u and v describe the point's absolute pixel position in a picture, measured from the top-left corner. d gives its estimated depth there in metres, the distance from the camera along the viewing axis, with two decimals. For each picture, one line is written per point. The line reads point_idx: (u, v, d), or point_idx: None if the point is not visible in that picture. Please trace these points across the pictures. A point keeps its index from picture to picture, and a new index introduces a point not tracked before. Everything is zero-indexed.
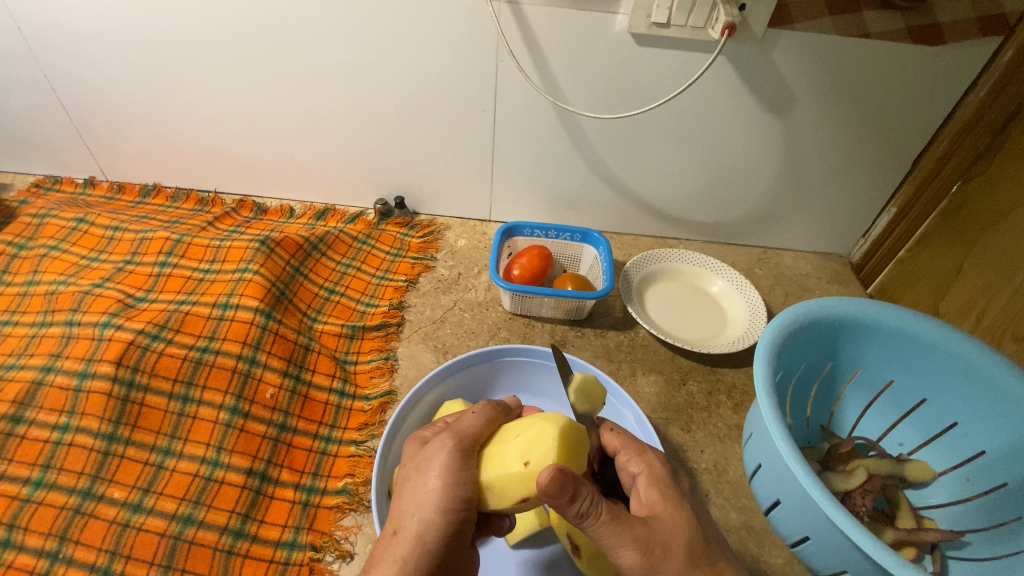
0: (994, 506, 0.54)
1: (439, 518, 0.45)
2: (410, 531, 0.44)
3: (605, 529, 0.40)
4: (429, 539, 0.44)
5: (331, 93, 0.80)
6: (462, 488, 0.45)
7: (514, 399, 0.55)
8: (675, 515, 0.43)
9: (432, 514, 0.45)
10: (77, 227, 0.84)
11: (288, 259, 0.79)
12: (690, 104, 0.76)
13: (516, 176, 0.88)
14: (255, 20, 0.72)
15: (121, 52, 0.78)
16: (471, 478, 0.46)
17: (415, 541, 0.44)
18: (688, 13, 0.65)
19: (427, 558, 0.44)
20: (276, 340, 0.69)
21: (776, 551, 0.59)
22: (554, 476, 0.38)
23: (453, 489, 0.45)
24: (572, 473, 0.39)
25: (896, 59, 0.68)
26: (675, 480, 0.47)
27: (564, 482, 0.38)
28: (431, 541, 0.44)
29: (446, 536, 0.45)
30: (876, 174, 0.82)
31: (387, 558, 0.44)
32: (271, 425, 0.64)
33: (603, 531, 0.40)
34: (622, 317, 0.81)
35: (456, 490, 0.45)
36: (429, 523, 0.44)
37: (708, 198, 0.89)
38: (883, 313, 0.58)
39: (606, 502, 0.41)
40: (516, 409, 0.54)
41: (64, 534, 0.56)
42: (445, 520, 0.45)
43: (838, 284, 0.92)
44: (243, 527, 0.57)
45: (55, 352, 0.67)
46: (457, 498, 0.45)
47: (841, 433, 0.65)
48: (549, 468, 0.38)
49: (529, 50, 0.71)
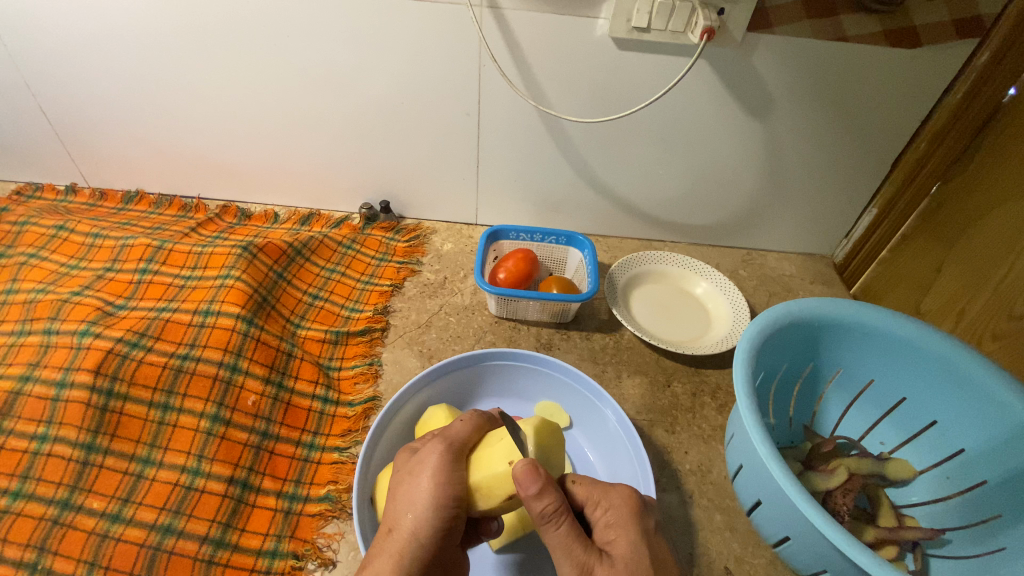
0: (973, 503, 0.54)
1: (431, 514, 0.44)
2: (404, 527, 0.44)
3: (556, 541, 0.43)
4: (423, 534, 0.44)
5: (315, 98, 0.79)
6: (453, 488, 0.46)
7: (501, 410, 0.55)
8: (627, 555, 0.42)
9: (425, 512, 0.44)
10: (57, 235, 0.83)
11: (271, 265, 0.79)
12: (672, 107, 0.76)
13: (501, 179, 0.88)
14: (237, 24, 0.72)
15: (103, 58, 0.78)
16: (461, 479, 0.47)
17: (410, 537, 0.44)
18: (667, 18, 0.65)
19: (425, 554, 0.44)
20: (258, 347, 0.69)
21: (759, 551, 0.59)
22: (523, 471, 0.43)
23: (440, 490, 0.45)
24: (543, 475, 0.43)
25: (873, 63, 0.69)
26: (641, 519, 0.46)
27: (531, 481, 0.42)
28: (426, 537, 0.44)
29: (439, 532, 0.45)
30: (857, 176, 0.83)
31: (383, 554, 0.44)
32: (253, 432, 0.63)
33: (555, 540, 0.43)
34: (608, 319, 0.81)
35: (446, 489, 0.45)
36: (422, 520, 0.44)
37: (693, 200, 0.89)
38: (861, 313, 0.59)
39: (571, 517, 0.43)
40: (503, 418, 0.54)
41: (42, 546, 0.55)
42: (438, 516, 0.45)
43: (822, 284, 0.92)
44: (224, 536, 0.57)
45: (33, 361, 0.66)
46: (449, 496, 0.45)
47: (824, 433, 0.65)
48: (523, 461, 0.43)
49: (511, 55, 0.71)
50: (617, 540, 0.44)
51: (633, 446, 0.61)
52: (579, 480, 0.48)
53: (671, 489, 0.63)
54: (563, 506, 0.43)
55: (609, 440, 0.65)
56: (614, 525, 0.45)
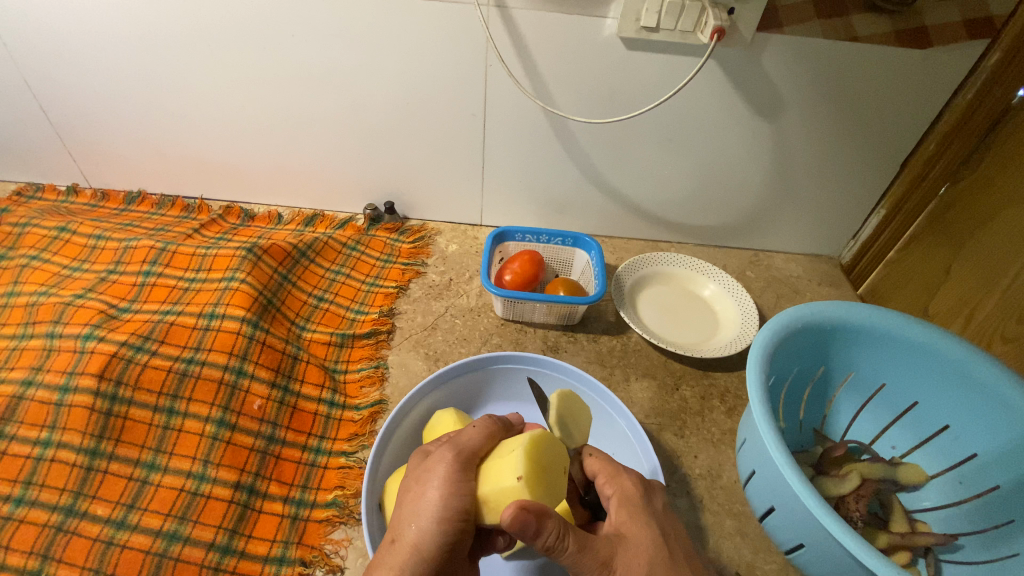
0: (986, 508, 0.54)
1: (435, 527, 0.44)
2: (408, 538, 0.44)
3: (569, 561, 0.41)
4: (426, 547, 0.43)
5: (320, 98, 0.79)
6: (458, 500, 0.45)
7: (516, 416, 0.55)
8: (638, 539, 0.44)
9: (429, 523, 0.44)
10: (59, 236, 0.82)
11: (275, 267, 0.78)
12: (680, 107, 0.75)
13: (506, 180, 0.87)
14: (241, 23, 0.71)
15: (106, 58, 0.77)
16: (470, 490, 0.46)
17: (412, 550, 0.43)
18: (676, 17, 0.65)
19: (428, 568, 0.43)
20: (263, 350, 0.68)
21: (770, 557, 0.59)
22: (522, 514, 0.39)
23: (450, 500, 0.45)
24: (536, 510, 0.39)
25: (884, 64, 0.69)
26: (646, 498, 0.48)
27: (530, 521, 0.39)
28: (428, 551, 0.43)
29: (443, 548, 0.44)
30: (865, 177, 0.82)
31: (384, 565, 0.43)
32: (259, 437, 0.63)
33: (567, 561, 0.41)
34: (615, 321, 0.81)
35: (453, 500, 0.45)
36: (426, 532, 0.44)
37: (700, 201, 0.88)
38: (873, 316, 0.58)
39: (574, 533, 0.41)
40: (518, 425, 0.54)
41: (46, 553, 0.55)
42: (442, 529, 0.44)
43: (829, 285, 0.92)
44: (230, 543, 0.56)
45: (36, 365, 0.66)
46: (454, 509, 0.45)
47: (835, 437, 0.64)
48: (512, 507, 0.38)
49: (518, 55, 0.71)
50: (627, 522, 0.45)
51: (644, 450, 0.61)
52: (595, 453, 0.51)
53: (680, 493, 0.63)
54: (564, 524, 0.40)
55: (618, 444, 0.64)
56: (625, 505, 0.46)
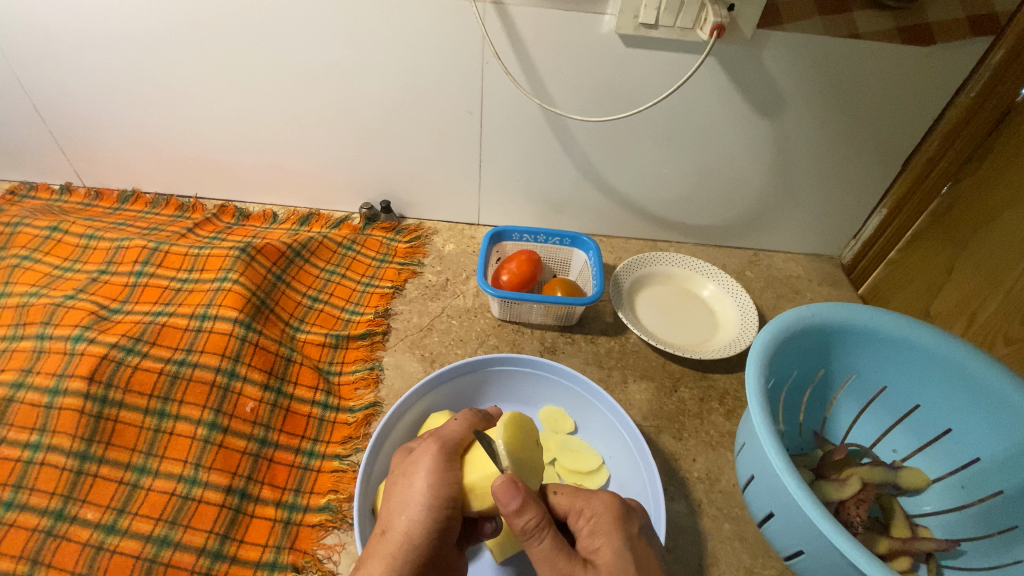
0: (990, 514, 0.53)
1: (425, 515, 0.43)
2: (397, 528, 0.43)
3: (539, 555, 0.42)
4: (416, 535, 0.43)
5: (315, 95, 0.78)
6: (446, 488, 0.44)
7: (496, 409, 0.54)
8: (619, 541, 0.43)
9: (419, 512, 0.43)
10: (50, 236, 0.82)
11: (269, 267, 0.77)
12: (679, 105, 0.74)
13: (504, 179, 0.86)
14: (234, 20, 0.70)
15: (98, 55, 0.76)
16: (456, 479, 0.45)
17: (403, 539, 0.43)
18: (675, 14, 0.64)
19: (419, 556, 0.43)
20: (256, 352, 0.67)
21: (769, 562, 0.58)
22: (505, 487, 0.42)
23: (439, 487, 0.44)
24: (523, 490, 0.42)
25: (887, 61, 0.68)
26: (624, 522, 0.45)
27: (512, 496, 0.41)
28: (418, 539, 0.43)
29: (432, 533, 0.43)
30: (866, 176, 0.81)
31: (376, 556, 0.42)
32: (252, 440, 0.62)
33: (537, 554, 0.43)
34: (613, 322, 0.80)
35: (440, 489, 0.44)
36: (416, 521, 0.43)
37: (700, 199, 0.87)
38: (875, 318, 0.57)
39: (553, 531, 0.43)
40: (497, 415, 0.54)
41: (36, 558, 0.54)
42: (430, 517, 0.43)
43: (830, 285, 0.91)
44: (222, 548, 0.56)
45: (26, 367, 0.65)
46: (442, 496, 0.44)
47: (835, 440, 0.64)
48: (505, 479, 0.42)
49: (515, 52, 0.70)
50: (602, 548, 0.43)
51: (640, 453, 0.60)
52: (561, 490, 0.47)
53: (678, 497, 0.62)
54: (545, 519, 0.42)
55: (615, 447, 0.64)
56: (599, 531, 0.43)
